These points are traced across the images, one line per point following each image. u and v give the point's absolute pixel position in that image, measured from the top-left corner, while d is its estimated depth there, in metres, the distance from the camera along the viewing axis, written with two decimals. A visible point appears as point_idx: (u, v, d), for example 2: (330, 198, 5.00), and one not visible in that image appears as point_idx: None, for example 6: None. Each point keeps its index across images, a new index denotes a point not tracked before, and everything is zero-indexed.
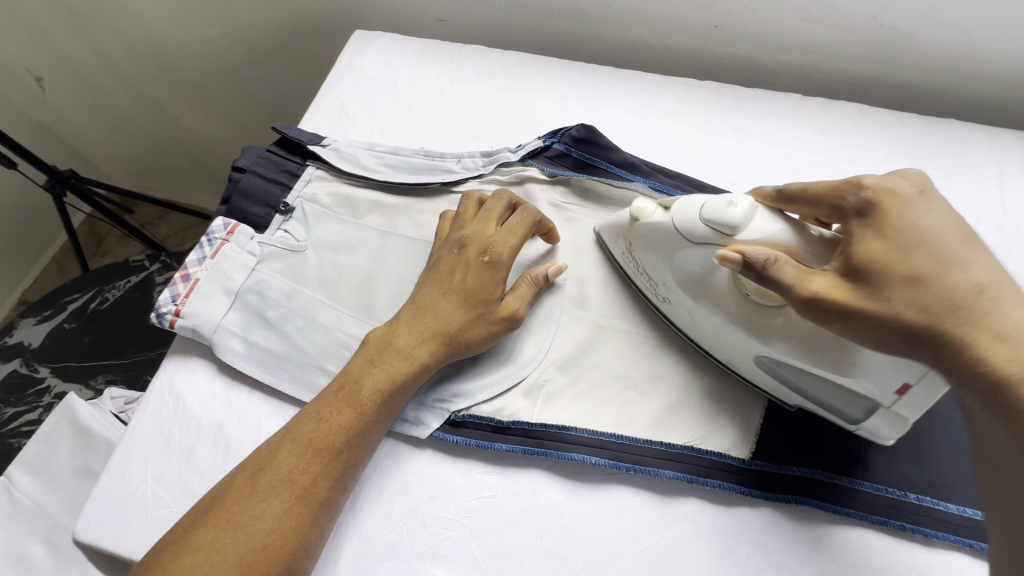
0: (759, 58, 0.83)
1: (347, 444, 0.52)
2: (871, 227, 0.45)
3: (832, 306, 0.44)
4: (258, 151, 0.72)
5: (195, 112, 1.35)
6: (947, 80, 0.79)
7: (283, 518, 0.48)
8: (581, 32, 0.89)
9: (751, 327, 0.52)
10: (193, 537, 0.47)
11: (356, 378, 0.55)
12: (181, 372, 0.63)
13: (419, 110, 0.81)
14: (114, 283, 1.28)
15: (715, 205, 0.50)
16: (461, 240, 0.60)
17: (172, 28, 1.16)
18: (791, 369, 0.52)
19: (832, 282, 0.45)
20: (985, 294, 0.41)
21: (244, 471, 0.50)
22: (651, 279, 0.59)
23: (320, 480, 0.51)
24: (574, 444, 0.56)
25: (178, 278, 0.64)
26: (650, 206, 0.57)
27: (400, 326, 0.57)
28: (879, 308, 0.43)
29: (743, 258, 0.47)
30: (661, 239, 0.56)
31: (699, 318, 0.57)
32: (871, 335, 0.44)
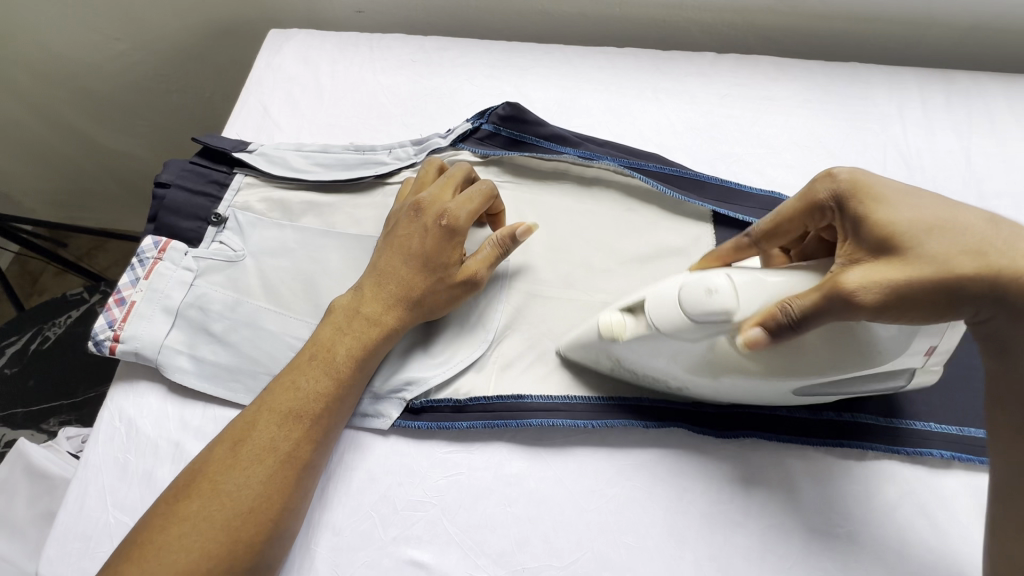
0: (674, 21, 0.86)
1: (326, 409, 0.54)
2: (870, 200, 0.45)
3: (882, 293, 0.42)
4: (180, 164, 0.70)
5: (114, 132, 1.29)
6: (847, 26, 0.83)
7: (269, 482, 0.50)
8: (500, 10, 0.89)
9: (778, 372, 0.48)
10: (177, 510, 0.48)
11: (327, 347, 0.56)
12: (130, 398, 0.62)
13: (345, 105, 0.80)
14: (54, 320, 1.22)
15: (694, 294, 0.46)
16: (417, 203, 0.60)
17: (76, 45, 1.11)
18: (826, 386, 0.51)
19: (867, 266, 0.43)
20: (993, 227, 0.43)
21: (222, 443, 0.52)
22: (652, 376, 0.55)
23: (302, 444, 0.53)
24: (532, 410, 0.58)
25: (111, 303, 0.62)
26: (616, 317, 0.53)
27: (365, 295, 0.59)
28: (927, 273, 0.42)
29: (764, 331, 0.44)
30: (652, 346, 0.51)
31: (727, 386, 0.52)
32: (928, 304, 0.42)
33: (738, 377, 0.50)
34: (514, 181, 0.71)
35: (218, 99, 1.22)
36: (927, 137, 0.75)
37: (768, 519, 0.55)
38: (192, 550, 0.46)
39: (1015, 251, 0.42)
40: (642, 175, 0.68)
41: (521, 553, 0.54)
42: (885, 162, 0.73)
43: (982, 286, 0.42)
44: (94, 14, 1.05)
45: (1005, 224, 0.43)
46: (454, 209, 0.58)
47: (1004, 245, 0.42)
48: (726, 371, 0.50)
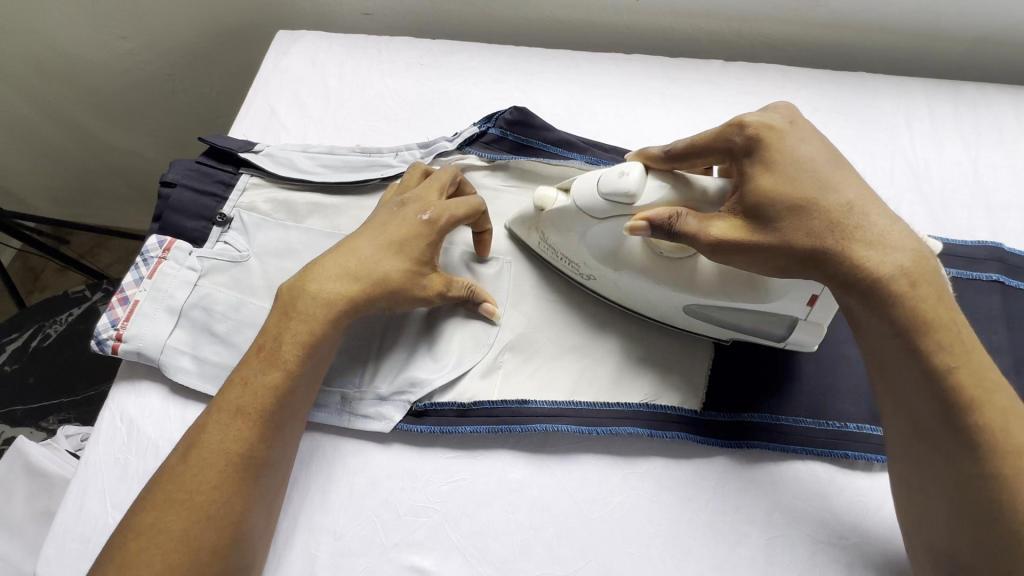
0: (682, 29, 0.86)
1: (276, 403, 0.52)
2: (761, 163, 0.48)
3: (732, 245, 0.47)
4: (186, 164, 0.70)
5: (120, 130, 1.29)
6: (856, 35, 0.83)
7: (221, 487, 0.48)
8: (508, 15, 0.89)
9: (672, 280, 0.54)
10: (135, 524, 0.47)
11: (275, 339, 0.54)
12: (131, 398, 0.62)
13: (352, 107, 0.79)
14: (56, 318, 1.22)
15: (610, 178, 0.52)
16: (403, 200, 0.60)
17: (84, 44, 1.11)
18: (716, 307, 0.55)
19: (730, 223, 0.48)
20: (855, 209, 0.45)
21: (176, 452, 0.50)
22: (572, 261, 0.60)
23: (253, 444, 0.50)
24: (536, 416, 0.58)
25: (115, 302, 0.62)
26: (550, 192, 0.58)
27: (314, 273, 0.56)
28: (769, 239, 0.46)
29: (649, 224, 0.49)
30: (569, 220, 0.57)
31: (626, 285, 0.58)
32: (768, 263, 0.47)
33: (640, 276, 0.56)
34: (520, 185, 0.71)
35: (225, 99, 1.22)
36: (935, 147, 0.74)
37: (774, 530, 0.55)
38: (153, 566, 0.45)
39: (863, 235, 0.44)
40: None
41: (524, 561, 0.54)
42: (892, 172, 0.73)
43: (818, 258, 0.45)
44: (102, 13, 1.06)
45: (872, 205, 0.45)
46: (440, 208, 0.58)
47: (857, 226, 0.44)
48: (630, 265, 0.56)
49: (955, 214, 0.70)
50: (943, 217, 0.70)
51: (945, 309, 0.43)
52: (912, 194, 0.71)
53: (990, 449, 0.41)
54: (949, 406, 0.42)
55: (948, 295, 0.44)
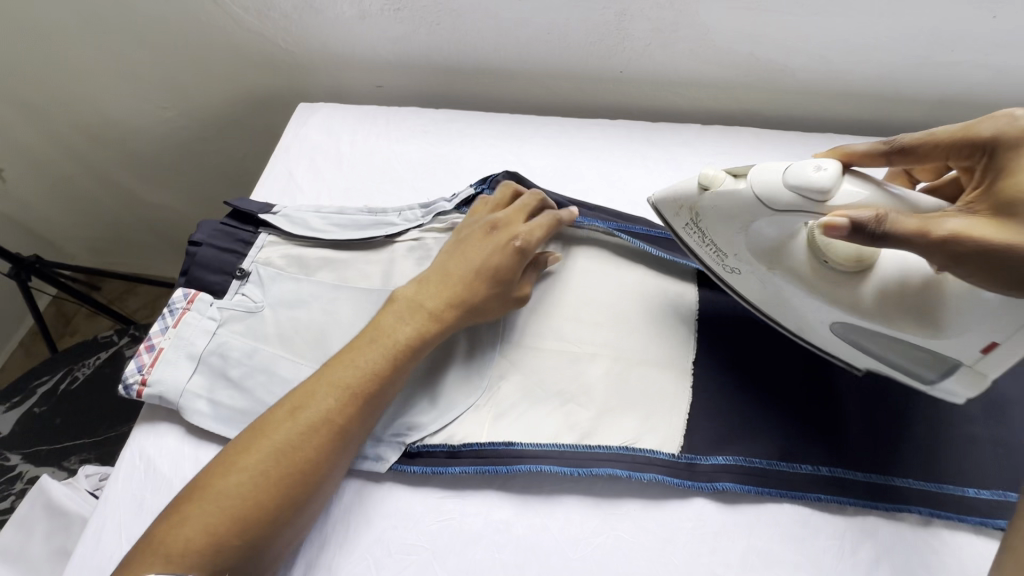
0: (661, 97, 0.94)
1: (376, 387, 0.60)
2: (1019, 166, 0.50)
3: (963, 245, 0.46)
4: (213, 224, 0.78)
5: (154, 187, 1.41)
6: (824, 100, 0.90)
7: (316, 447, 0.56)
8: (505, 86, 0.98)
9: (824, 291, 0.58)
10: (235, 459, 0.55)
11: (388, 332, 0.62)
12: (150, 438, 0.67)
13: (362, 171, 0.88)
14: (84, 360, 1.31)
15: (802, 171, 0.54)
16: (494, 223, 0.69)
17: (129, 113, 1.24)
18: (869, 333, 0.58)
19: (967, 222, 0.47)
20: None
21: (285, 408, 0.58)
22: (721, 250, 0.64)
23: (353, 420, 0.58)
24: (521, 457, 0.62)
25: (142, 349, 0.68)
26: (720, 173, 0.60)
27: (427, 288, 0.65)
28: (1022, 241, 0.46)
29: (849, 223, 0.48)
30: (737, 209, 0.59)
31: (773, 287, 0.62)
32: (989, 274, 0.47)
33: (795, 283, 0.60)
34: None
35: (250, 159, 1.31)
36: None
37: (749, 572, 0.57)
38: (242, 498, 0.53)
39: None
40: (630, 236, 0.74)
41: None
42: None
43: None
44: (146, 88, 1.18)
45: None
46: (526, 232, 0.67)
47: None
48: (782, 265, 0.60)
49: None
50: None
51: None
52: None
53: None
54: None
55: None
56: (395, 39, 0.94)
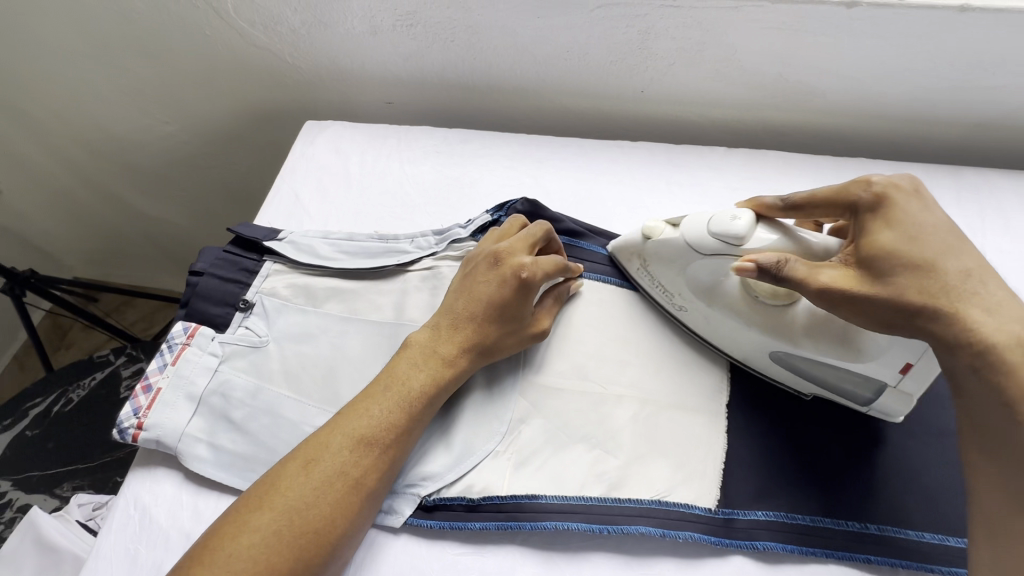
0: (684, 117, 0.91)
1: (394, 438, 0.56)
2: (880, 221, 0.52)
3: (841, 294, 0.50)
4: (215, 252, 0.74)
5: (154, 201, 1.37)
6: (855, 122, 0.86)
7: (336, 506, 0.52)
8: (519, 105, 0.95)
9: (762, 323, 0.60)
10: (245, 521, 0.50)
11: (403, 379, 0.58)
12: (146, 485, 0.63)
13: (371, 194, 0.84)
14: (79, 382, 1.25)
15: (722, 220, 0.57)
16: (498, 255, 0.63)
17: (129, 127, 1.20)
18: (803, 360, 0.59)
19: (842, 273, 0.51)
20: (972, 279, 0.48)
21: (296, 462, 0.53)
22: (668, 290, 0.66)
23: (369, 473, 0.54)
24: (546, 513, 0.58)
25: (139, 389, 0.64)
26: (659, 224, 0.65)
27: (442, 333, 0.61)
28: (884, 294, 0.49)
29: (757, 266, 0.52)
30: (673, 254, 0.63)
31: (716, 322, 0.64)
32: (870, 317, 0.50)
33: (729, 315, 0.62)
34: None
35: (253, 174, 1.27)
36: None
37: None
38: (255, 563, 0.48)
39: (982, 301, 0.47)
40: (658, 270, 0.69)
41: None
42: None
43: (924, 317, 0.47)
44: (148, 101, 1.14)
45: (990, 277, 0.48)
46: (534, 266, 0.62)
47: (975, 292, 0.47)
48: (721, 302, 0.63)
49: None
50: None
51: None
52: None
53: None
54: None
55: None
56: (407, 55, 0.91)
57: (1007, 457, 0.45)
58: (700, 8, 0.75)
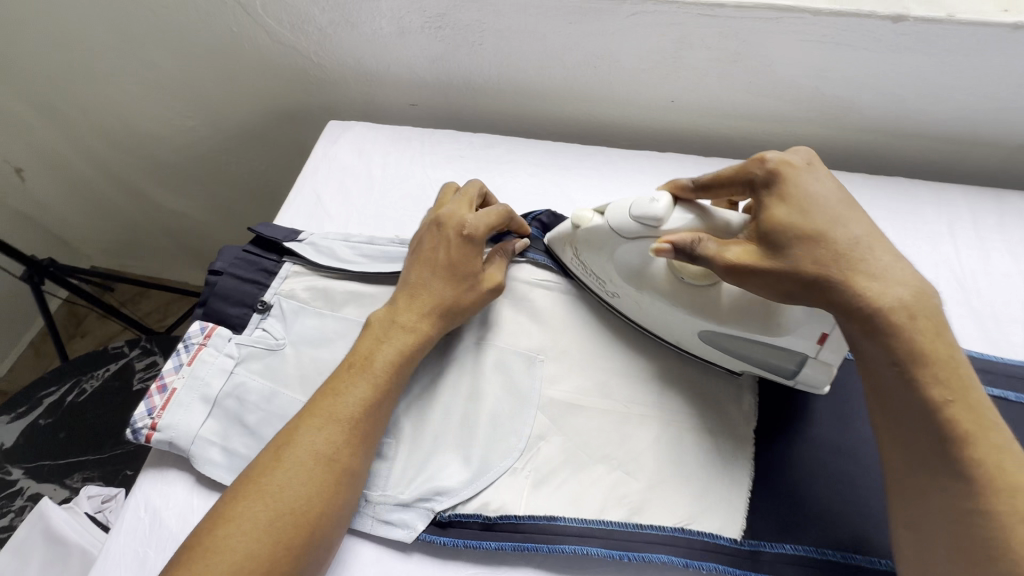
0: (715, 129, 0.88)
1: (365, 413, 0.55)
2: (776, 196, 0.53)
3: (745, 269, 0.51)
4: (234, 252, 0.72)
5: (175, 195, 1.37)
6: (894, 140, 0.83)
7: (313, 486, 0.50)
8: (546, 111, 0.93)
9: (691, 305, 0.59)
10: (224, 512, 0.49)
11: (367, 355, 0.58)
12: (157, 486, 0.62)
13: (393, 197, 0.83)
14: (93, 373, 1.25)
15: (641, 203, 0.58)
16: (438, 221, 0.65)
17: (154, 120, 1.20)
18: (727, 338, 0.59)
19: (745, 248, 0.52)
20: (861, 245, 0.49)
21: (270, 448, 0.53)
22: (601, 278, 0.66)
23: (343, 449, 0.53)
24: (565, 535, 0.56)
25: (154, 389, 0.63)
26: (587, 212, 0.64)
27: (400, 305, 0.62)
28: (780, 267, 0.50)
29: (673, 247, 0.55)
30: (602, 240, 0.63)
31: (646, 306, 0.63)
32: (773, 289, 0.51)
33: (658, 299, 0.61)
34: (556, 283, 0.71)
35: (273, 172, 1.27)
36: (981, 258, 0.72)
37: None
38: (235, 552, 0.46)
39: (867, 268, 0.48)
40: None
41: None
42: (938, 282, 0.71)
43: (820, 288, 0.48)
44: (173, 96, 1.14)
45: (877, 244, 0.49)
46: (475, 222, 0.64)
47: (861, 260, 0.48)
48: (650, 286, 0.61)
49: (1009, 331, 0.67)
50: (994, 332, 0.67)
51: (942, 347, 0.45)
52: (961, 307, 0.69)
53: (971, 467, 0.43)
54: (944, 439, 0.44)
55: (946, 331, 0.47)
56: (434, 57, 0.89)
57: (915, 429, 0.45)
58: (739, 18, 0.72)
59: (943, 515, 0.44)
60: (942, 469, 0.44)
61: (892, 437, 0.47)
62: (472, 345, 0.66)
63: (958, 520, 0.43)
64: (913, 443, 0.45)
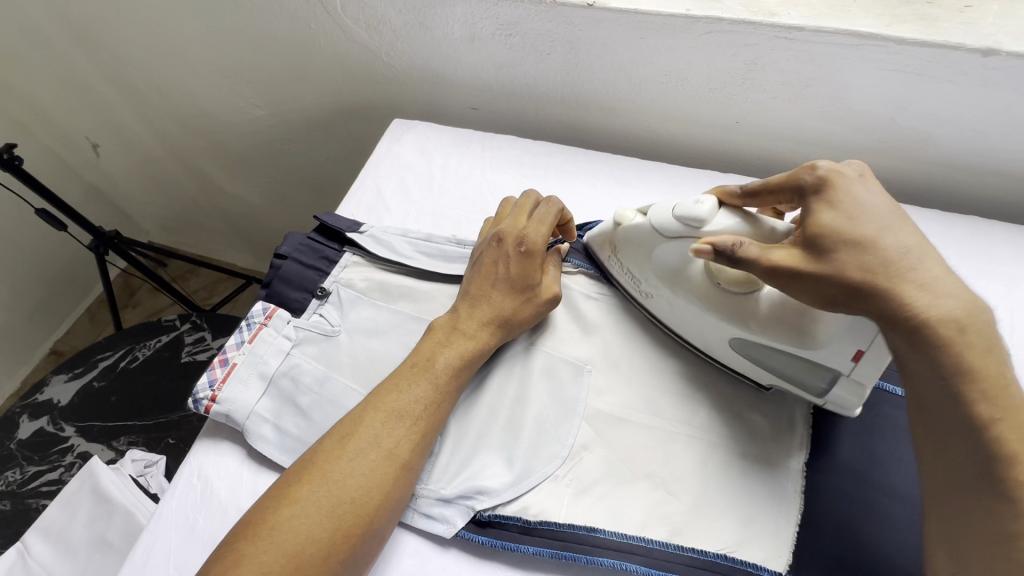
0: (779, 153, 0.87)
1: (425, 412, 0.56)
2: (824, 202, 0.52)
3: (788, 273, 0.50)
4: (299, 238, 0.75)
5: (236, 179, 1.43)
6: (970, 177, 0.80)
7: (373, 477, 0.52)
8: (607, 123, 0.93)
9: (726, 312, 0.59)
10: (288, 493, 0.51)
11: (429, 357, 0.60)
12: (210, 456, 0.64)
13: (451, 197, 0.84)
14: (146, 342, 1.31)
15: (686, 204, 0.58)
16: (498, 234, 0.66)
17: (224, 107, 1.26)
18: (761, 347, 0.58)
19: (791, 253, 0.51)
20: (911, 255, 0.47)
21: (332, 436, 0.54)
22: (635, 278, 0.66)
23: (403, 444, 0.54)
24: (603, 548, 0.55)
25: (216, 362, 0.66)
26: (630, 212, 0.66)
27: (461, 313, 0.63)
28: (827, 271, 0.48)
29: (714, 248, 0.54)
30: (642, 239, 0.64)
31: (680, 309, 0.63)
32: (816, 295, 0.50)
33: (693, 302, 0.61)
34: (608, 295, 0.72)
35: (331, 163, 1.31)
36: None
37: None
38: (299, 533, 0.49)
39: (915, 277, 0.46)
40: None
41: None
42: (1014, 328, 0.67)
43: (865, 293, 0.47)
44: (245, 86, 1.20)
45: (928, 254, 0.48)
46: (534, 236, 0.65)
47: (910, 269, 0.47)
48: (686, 290, 0.61)
49: None
50: None
51: (991, 363, 0.44)
52: None
53: (1014, 487, 0.42)
54: (985, 459, 0.43)
55: (998, 349, 0.45)
56: (501, 63, 0.91)
57: (955, 447, 0.44)
58: (817, 43, 0.71)
59: (978, 537, 0.43)
60: (981, 490, 0.43)
61: (936, 454, 0.45)
62: (521, 349, 0.67)
63: (994, 543, 0.42)
64: (957, 462, 0.44)
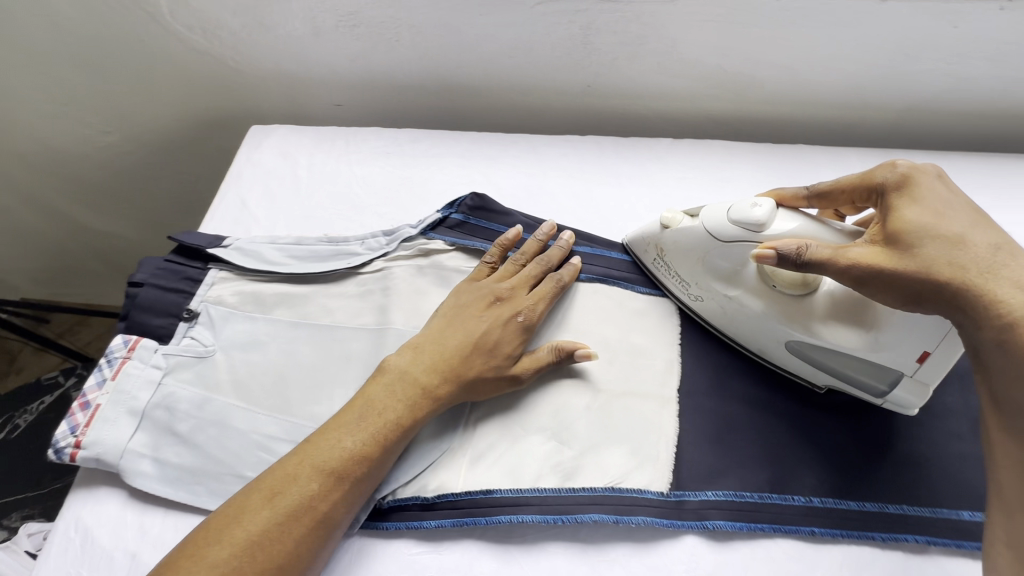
0: (632, 111, 0.92)
1: (367, 472, 0.55)
2: (907, 199, 0.53)
3: (872, 271, 0.51)
4: (155, 263, 0.71)
5: (102, 215, 1.32)
6: (793, 110, 0.89)
7: (300, 540, 0.50)
8: (470, 102, 0.95)
9: (787, 317, 0.60)
10: (202, 554, 0.49)
11: (377, 406, 0.57)
12: (88, 505, 0.60)
13: (320, 198, 0.83)
14: (26, 407, 1.19)
15: (742, 207, 0.59)
16: (498, 296, 0.65)
17: (69, 139, 1.15)
18: (820, 350, 0.59)
19: (871, 251, 0.52)
20: (1004, 252, 0.49)
21: (260, 492, 0.52)
22: (685, 282, 0.67)
23: (338, 506, 0.53)
24: (501, 507, 0.58)
25: (76, 407, 0.61)
26: (678, 215, 0.66)
27: (420, 359, 0.60)
28: (913, 269, 0.49)
29: (777, 253, 0.54)
30: (694, 246, 0.64)
31: (733, 312, 0.64)
32: (898, 294, 0.51)
33: (750, 301, 0.62)
34: None
35: (204, 183, 1.24)
36: None
37: None
38: None
39: (1011, 275, 0.47)
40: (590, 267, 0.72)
41: None
42: None
43: (951, 292, 0.48)
44: (87, 112, 1.10)
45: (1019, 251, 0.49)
46: (530, 309, 0.64)
47: (1004, 266, 0.48)
48: (742, 288, 0.63)
49: None
50: None
51: None
52: None
53: None
54: None
55: None
56: (353, 56, 0.90)
57: None
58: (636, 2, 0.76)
59: None
60: None
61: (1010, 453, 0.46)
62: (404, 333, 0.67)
63: None
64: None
